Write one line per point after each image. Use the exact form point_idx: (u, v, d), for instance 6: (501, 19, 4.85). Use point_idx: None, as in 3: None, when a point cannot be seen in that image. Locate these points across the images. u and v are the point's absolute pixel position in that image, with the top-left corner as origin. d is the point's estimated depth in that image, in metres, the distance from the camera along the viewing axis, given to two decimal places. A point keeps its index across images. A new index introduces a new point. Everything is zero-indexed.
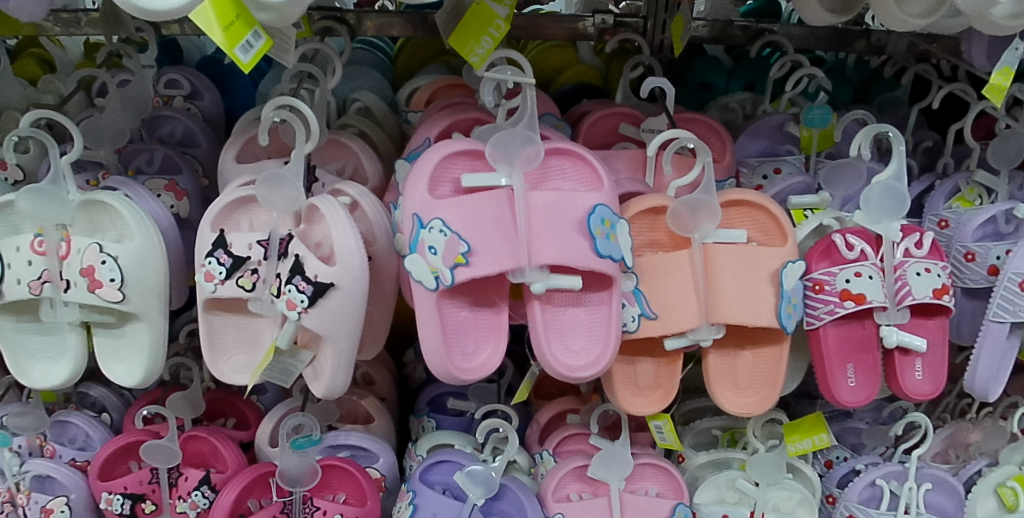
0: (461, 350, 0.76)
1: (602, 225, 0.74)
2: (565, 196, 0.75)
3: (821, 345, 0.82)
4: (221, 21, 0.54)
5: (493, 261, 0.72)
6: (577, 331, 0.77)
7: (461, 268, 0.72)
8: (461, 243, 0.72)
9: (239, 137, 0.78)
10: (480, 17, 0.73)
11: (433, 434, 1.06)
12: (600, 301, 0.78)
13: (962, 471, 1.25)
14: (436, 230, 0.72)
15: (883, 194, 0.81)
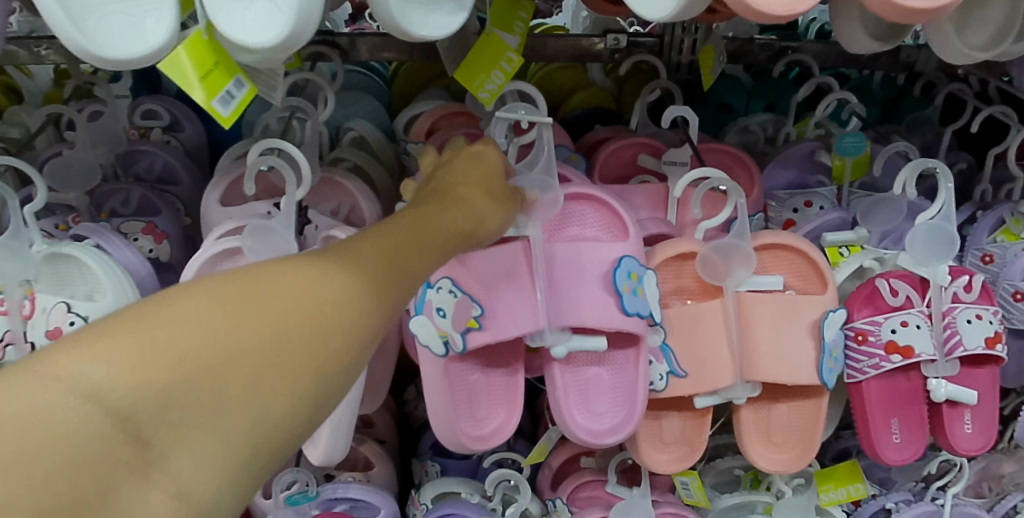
0: (472, 415, 0.71)
1: (629, 282, 0.67)
2: (587, 249, 0.69)
3: (864, 400, 0.75)
4: (197, 70, 0.47)
5: (510, 323, 0.67)
6: (601, 392, 0.72)
7: (473, 332, 0.67)
8: (476, 306, 0.67)
9: (224, 178, 0.71)
10: (490, 48, 0.66)
11: (437, 482, 0.96)
12: (624, 361, 0.72)
13: (997, 507, 1.18)
14: (445, 290, 0.68)
15: (928, 235, 0.74)
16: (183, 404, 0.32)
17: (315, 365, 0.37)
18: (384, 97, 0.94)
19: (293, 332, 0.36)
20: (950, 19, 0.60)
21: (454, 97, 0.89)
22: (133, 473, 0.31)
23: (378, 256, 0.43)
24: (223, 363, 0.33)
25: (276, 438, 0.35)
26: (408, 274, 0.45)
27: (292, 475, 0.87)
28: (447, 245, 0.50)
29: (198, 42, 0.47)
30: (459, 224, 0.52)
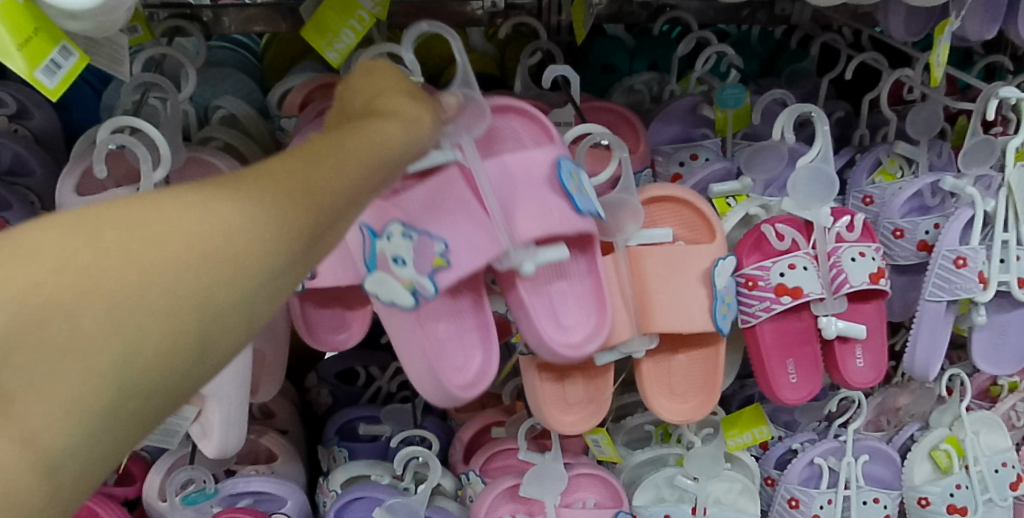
0: (446, 364, 0.69)
1: (569, 181, 0.67)
2: (521, 160, 0.67)
3: (759, 344, 0.76)
4: (16, 38, 0.42)
5: (465, 253, 0.64)
6: (568, 306, 0.71)
7: (442, 271, 0.64)
8: (439, 242, 0.64)
9: (76, 166, 0.65)
10: (340, 7, 0.67)
11: (347, 466, 0.95)
12: (585, 270, 0.71)
13: (896, 438, 1.25)
14: (395, 236, 0.64)
15: (809, 177, 0.75)
16: (35, 342, 0.31)
17: (192, 293, 0.34)
18: (255, 73, 0.90)
19: (169, 264, 0.34)
20: None
21: (330, 68, 0.86)
22: None
23: (291, 183, 0.40)
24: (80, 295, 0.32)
25: (150, 372, 0.34)
26: (328, 200, 0.41)
27: (189, 473, 0.86)
28: (378, 169, 0.47)
29: (14, 6, 0.42)
30: (389, 148, 0.48)
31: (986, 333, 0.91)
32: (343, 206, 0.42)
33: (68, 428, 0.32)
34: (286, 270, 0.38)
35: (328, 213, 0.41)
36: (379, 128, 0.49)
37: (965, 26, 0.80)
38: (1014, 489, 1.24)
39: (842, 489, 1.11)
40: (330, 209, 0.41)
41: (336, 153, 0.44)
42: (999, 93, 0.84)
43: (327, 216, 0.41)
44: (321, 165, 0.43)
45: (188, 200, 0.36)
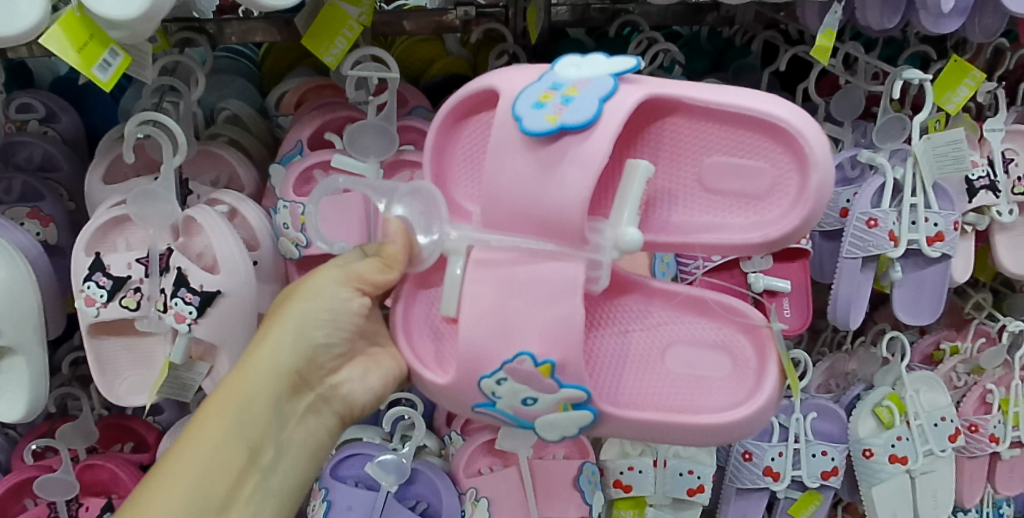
0: (716, 387, 0.75)
1: (546, 105, 0.65)
2: (494, 149, 0.66)
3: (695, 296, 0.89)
4: (74, 44, 0.57)
5: (546, 289, 0.67)
6: (733, 178, 0.72)
7: (557, 370, 0.67)
8: (524, 356, 0.66)
9: (104, 158, 0.78)
10: (333, 18, 0.78)
11: (341, 430, 1.06)
12: (689, 150, 0.73)
13: (844, 397, 1.36)
14: (497, 386, 0.67)
15: None
16: None
17: None
18: (254, 79, 1.01)
19: None
20: None
21: (320, 73, 0.97)
22: None
23: (195, 478, 0.66)
24: None
25: None
26: (214, 489, 0.66)
27: None
28: (254, 430, 0.68)
29: (72, 19, 0.57)
30: (258, 405, 0.69)
31: (905, 288, 1.03)
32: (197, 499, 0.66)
33: None
34: None
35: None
36: (253, 389, 0.68)
37: (867, 15, 0.93)
38: (954, 441, 1.33)
39: (792, 443, 1.23)
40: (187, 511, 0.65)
41: (220, 442, 0.68)
42: (902, 75, 0.96)
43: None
44: (211, 459, 0.67)
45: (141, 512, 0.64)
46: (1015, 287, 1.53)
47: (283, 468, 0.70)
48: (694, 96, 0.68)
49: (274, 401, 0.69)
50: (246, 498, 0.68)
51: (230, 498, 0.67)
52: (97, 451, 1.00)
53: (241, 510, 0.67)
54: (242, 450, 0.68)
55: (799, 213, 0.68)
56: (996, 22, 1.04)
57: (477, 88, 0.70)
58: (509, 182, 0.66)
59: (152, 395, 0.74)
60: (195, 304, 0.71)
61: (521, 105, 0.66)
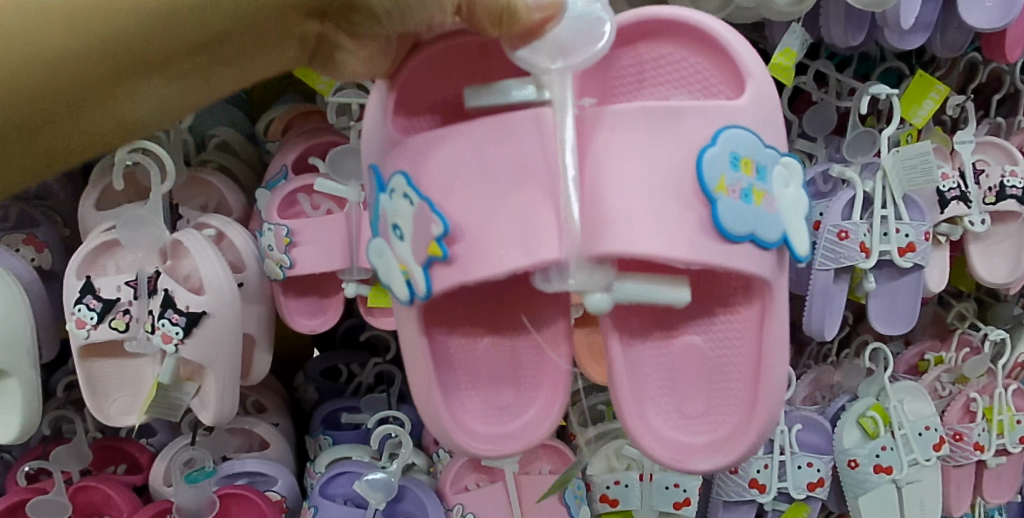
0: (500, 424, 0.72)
1: (729, 169, 0.63)
2: (640, 163, 0.63)
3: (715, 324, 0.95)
4: None
5: (513, 240, 0.61)
6: (707, 378, 0.74)
7: (434, 261, 0.61)
8: (438, 225, 0.61)
9: (96, 186, 0.81)
10: None
11: (331, 449, 1.08)
12: (730, 328, 0.74)
13: (828, 408, 1.36)
14: (401, 197, 0.64)
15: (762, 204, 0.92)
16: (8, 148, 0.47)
17: (60, 49, 0.46)
18: (245, 107, 1.04)
19: (44, 46, 0.45)
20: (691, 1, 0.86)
21: (308, 101, 1.00)
22: (67, 113, 0.48)
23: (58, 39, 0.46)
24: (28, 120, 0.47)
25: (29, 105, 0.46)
26: (94, 67, 0.47)
27: (190, 453, 0.98)
28: (181, 34, 0.49)
29: None
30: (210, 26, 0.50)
31: (880, 297, 1.06)
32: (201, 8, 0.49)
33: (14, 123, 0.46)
34: (139, 50, 0.48)
35: (193, 33, 0.49)
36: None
37: (831, 33, 0.96)
38: (939, 450, 1.32)
39: (777, 454, 1.23)
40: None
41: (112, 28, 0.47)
42: (869, 90, 0.99)
43: (177, 17, 0.48)
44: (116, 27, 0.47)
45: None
46: (999, 297, 1.55)
47: (243, 70, 0.54)
48: (776, 300, 0.68)
49: (275, 14, 0.52)
50: (126, 100, 0.50)
51: (211, 46, 0.51)
52: (90, 472, 1.02)
53: (88, 120, 0.49)
54: (163, 49, 0.49)
55: (712, 464, 0.70)
56: (962, 37, 1.06)
57: (737, 51, 0.68)
58: (619, 202, 0.62)
59: (141, 414, 0.76)
60: (181, 324, 0.73)
61: (726, 144, 0.64)
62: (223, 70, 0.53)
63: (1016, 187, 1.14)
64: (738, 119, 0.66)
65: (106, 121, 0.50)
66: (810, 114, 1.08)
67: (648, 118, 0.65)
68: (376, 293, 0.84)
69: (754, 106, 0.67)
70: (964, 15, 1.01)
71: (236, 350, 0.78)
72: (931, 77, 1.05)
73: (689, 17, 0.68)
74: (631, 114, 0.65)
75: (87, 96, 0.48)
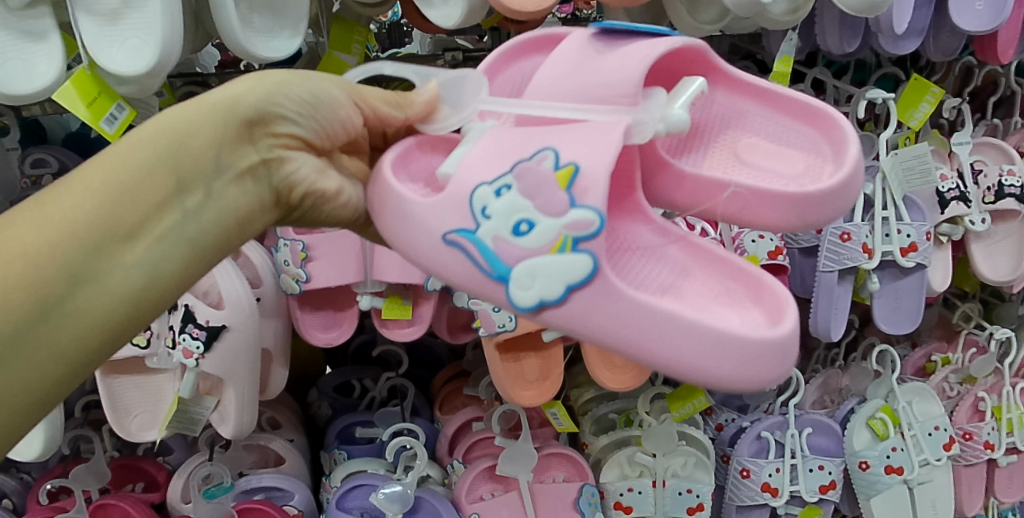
0: (739, 314, 0.56)
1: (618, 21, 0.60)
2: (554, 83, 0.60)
3: None
4: (84, 100, 0.72)
5: (573, 140, 0.55)
6: (771, 142, 0.64)
7: (578, 181, 0.53)
8: (549, 155, 0.54)
9: None
10: (332, 67, 0.90)
11: (346, 463, 1.08)
12: (724, 103, 0.65)
13: (838, 411, 1.35)
14: (498, 190, 0.54)
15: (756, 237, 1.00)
16: (25, 351, 0.45)
17: (35, 245, 0.46)
18: None
19: (23, 242, 0.46)
20: (684, 7, 0.88)
21: None
22: (65, 288, 0.46)
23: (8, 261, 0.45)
24: (36, 306, 0.45)
25: (22, 306, 0.45)
26: (48, 276, 0.45)
27: (208, 468, 0.99)
28: (126, 217, 0.48)
29: (84, 76, 0.73)
30: (152, 194, 0.49)
31: (884, 298, 1.08)
32: (151, 158, 0.49)
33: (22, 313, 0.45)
34: (112, 214, 0.48)
35: (151, 180, 0.49)
36: (155, 154, 0.49)
37: (827, 41, 0.99)
38: (949, 450, 1.32)
39: (788, 458, 1.23)
40: (132, 161, 0.49)
41: (55, 224, 0.46)
42: (866, 95, 1.01)
43: (130, 173, 0.49)
44: (62, 227, 0.46)
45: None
46: (1003, 297, 1.56)
47: (223, 208, 0.52)
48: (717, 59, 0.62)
49: (220, 139, 0.51)
50: (113, 275, 0.48)
51: (180, 185, 0.50)
52: (108, 491, 1.03)
53: (80, 314, 0.47)
54: (123, 222, 0.48)
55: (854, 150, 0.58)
56: (955, 41, 1.09)
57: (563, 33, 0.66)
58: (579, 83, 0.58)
59: (163, 428, 0.77)
60: (202, 339, 0.75)
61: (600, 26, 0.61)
62: (210, 207, 0.52)
63: (1014, 185, 1.16)
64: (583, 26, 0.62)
65: (112, 301, 0.48)
66: None
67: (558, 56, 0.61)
68: (390, 305, 0.86)
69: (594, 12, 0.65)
70: (955, 17, 1.03)
71: (255, 364, 0.80)
72: (926, 80, 1.06)
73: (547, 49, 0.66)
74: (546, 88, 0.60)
75: (78, 273, 0.47)
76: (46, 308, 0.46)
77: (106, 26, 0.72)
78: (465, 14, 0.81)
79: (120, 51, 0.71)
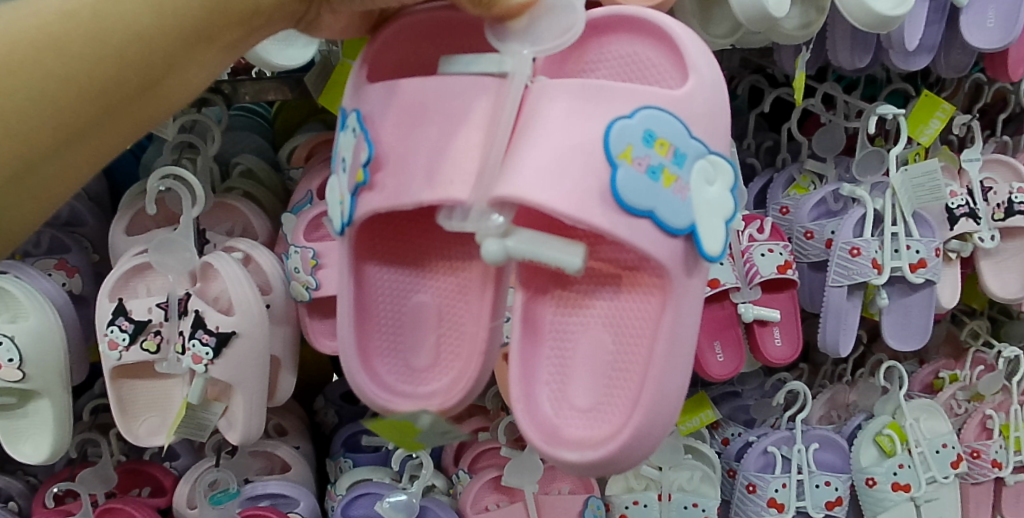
0: (409, 361, 0.73)
1: (652, 156, 0.62)
2: (567, 131, 0.63)
3: (717, 325, 1.00)
4: None
5: (424, 177, 0.65)
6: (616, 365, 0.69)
7: (360, 189, 0.67)
8: (364, 151, 0.66)
9: (128, 212, 0.86)
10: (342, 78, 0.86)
11: (352, 472, 1.08)
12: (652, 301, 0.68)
13: (845, 427, 1.34)
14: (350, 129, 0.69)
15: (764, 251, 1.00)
16: (116, 115, 0.54)
17: (137, 30, 0.52)
18: (269, 135, 1.10)
19: (126, 28, 0.51)
20: (696, 19, 0.88)
21: (329, 128, 1.04)
22: (154, 73, 0.54)
23: (107, 40, 0.51)
24: (134, 85, 0.53)
25: (118, 80, 0.52)
26: (152, 56, 0.53)
27: (215, 474, 1.00)
28: (215, 21, 0.55)
29: None
30: (241, 8, 0.56)
31: (892, 314, 1.08)
32: None
33: (112, 85, 0.52)
34: (205, 20, 0.54)
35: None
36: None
37: (838, 56, 0.99)
38: (956, 468, 1.32)
39: (795, 474, 1.22)
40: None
41: (156, 15, 0.52)
42: (877, 110, 1.01)
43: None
44: (167, 21, 0.53)
45: (38, 11, 0.50)
46: (1011, 315, 1.55)
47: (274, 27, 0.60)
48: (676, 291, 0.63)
49: None
50: (191, 69, 0.56)
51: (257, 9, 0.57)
52: (113, 495, 1.04)
53: (160, 94, 0.55)
54: (212, 27, 0.55)
55: (577, 455, 0.63)
56: (965, 57, 1.09)
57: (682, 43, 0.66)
58: (555, 149, 0.62)
59: (171, 434, 0.78)
60: (211, 345, 0.75)
61: (645, 121, 0.63)
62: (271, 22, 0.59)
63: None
64: (670, 102, 0.64)
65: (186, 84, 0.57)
66: (818, 135, 1.09)
67: (581, 95, 0.64)
68: None
69: (694, 100, 0.65)
70: (965, 35, 1.03)
71: (263, 370, 0.80)
72: (936, 96, 1.07)
73: (662, 20, 0.67)
74: (572, 93, 0.64)
75: (169, 65, 0.54)
76: (132, 82, 0.53)
77: None
78: None
79: None
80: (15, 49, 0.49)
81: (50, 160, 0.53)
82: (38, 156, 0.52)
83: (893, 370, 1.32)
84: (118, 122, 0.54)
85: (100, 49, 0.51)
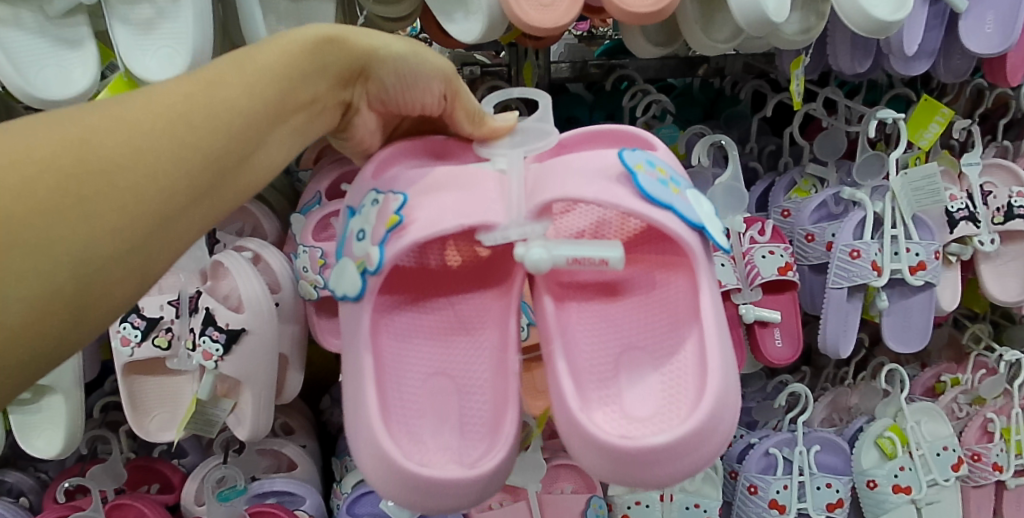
0: (422, 440, 0.67)
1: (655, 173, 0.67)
2: (586, 158, 0.67)
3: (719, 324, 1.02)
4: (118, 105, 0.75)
5: (455, 212, 0.66)
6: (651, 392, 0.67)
7: (396, 229, 0.65)
8: (397, 199, 0.67)
9: None
10: None
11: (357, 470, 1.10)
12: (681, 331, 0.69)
13: (847, 430, 1.35)
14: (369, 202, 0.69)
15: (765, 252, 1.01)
16: (209, 194, 0.53)
17: (225, 113, 0.53)
18: None
19: (216, 108, 0.53)
20: (698, 24, 0.90)
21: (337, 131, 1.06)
22: (238, 152, 0.54)
23: (210, 119, 0.53)
24: (221, 160, 0.53)
25: (214, 153, 0.52)
26: (239, 131, 0.54)
27: (222, 471, 1.01)
28: (285, 104, 0.58)
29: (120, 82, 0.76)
30: (303, 93, 0.59)
31: (892, 317, 1.09)
32: (303, 70, 0.59)
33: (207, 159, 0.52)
34: (276, 103, 0.57)
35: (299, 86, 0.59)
36: (308, 62, 0.60)
37: (838, 61, 1.00)
38: (957, 470, 1.32)
39: (796, 475, 1.23)
40: (292, 73, 0.58)
41: (242, 100, 0.55)
42: (877, 115, 1.02)
43: (288, 77, 0.58)
44: (249, 100, 0.55)
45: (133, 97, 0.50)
46: (1013, 319, 1.55)
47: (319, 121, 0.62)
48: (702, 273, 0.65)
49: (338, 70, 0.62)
50: (264, 151, 0.57)
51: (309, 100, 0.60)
52: (122, 491, 1.05)
53: (244, 175, 0.55)
54: (281, 109, 0.57)
55: (665, 437, 0.59)
56: (965, 63, 1.11)
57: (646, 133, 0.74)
58: (571, 170, 0.66)
59: (181, 429, 0.79)
60: (222, 341, 0.77)
61: (643, 154, 0.68)
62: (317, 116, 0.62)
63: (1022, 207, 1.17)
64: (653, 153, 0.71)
65: (260, 170, 0.57)
66: (819, 139, 1.10)
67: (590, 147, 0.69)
68: None
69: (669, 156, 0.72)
70: (965, 41, 1.04)
71: (272, 366, 0.82)
72: (936, 101, 1.08)
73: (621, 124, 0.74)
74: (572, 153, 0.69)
75: (250, 143, 0.55)
76: (224, 157, 0.53)
77: (139, 35, 0.75)
78: (485, 30, 0.83)
79: (151, 60, 0.74)
80: (124, 121, 0.49)
81: (156, 235, 0.49)
82: (153, 225, 0.49)
83: (894, 372, 1.32)
84: (209, 200, 0.53)
85: (196, 126, 0.52)
